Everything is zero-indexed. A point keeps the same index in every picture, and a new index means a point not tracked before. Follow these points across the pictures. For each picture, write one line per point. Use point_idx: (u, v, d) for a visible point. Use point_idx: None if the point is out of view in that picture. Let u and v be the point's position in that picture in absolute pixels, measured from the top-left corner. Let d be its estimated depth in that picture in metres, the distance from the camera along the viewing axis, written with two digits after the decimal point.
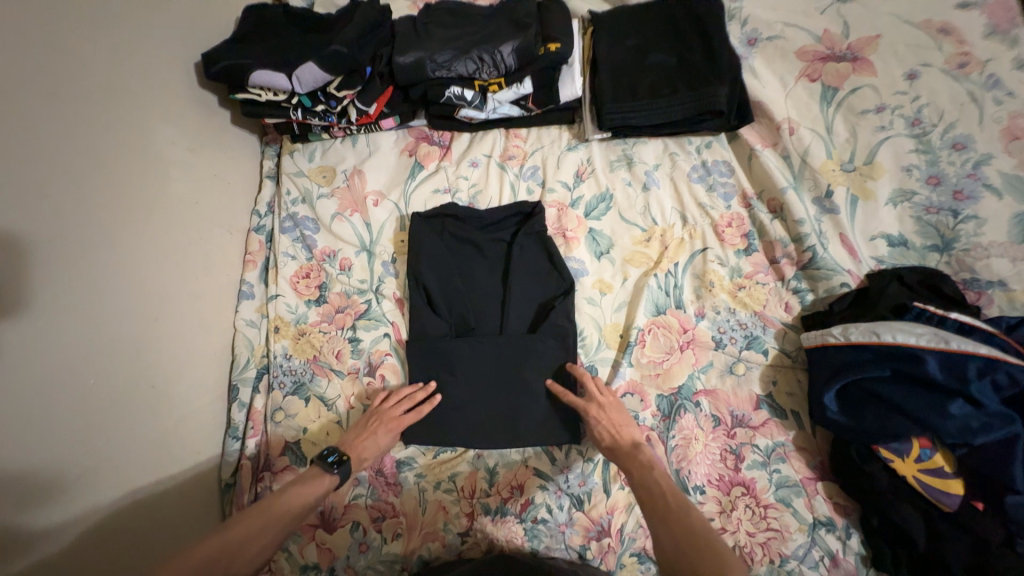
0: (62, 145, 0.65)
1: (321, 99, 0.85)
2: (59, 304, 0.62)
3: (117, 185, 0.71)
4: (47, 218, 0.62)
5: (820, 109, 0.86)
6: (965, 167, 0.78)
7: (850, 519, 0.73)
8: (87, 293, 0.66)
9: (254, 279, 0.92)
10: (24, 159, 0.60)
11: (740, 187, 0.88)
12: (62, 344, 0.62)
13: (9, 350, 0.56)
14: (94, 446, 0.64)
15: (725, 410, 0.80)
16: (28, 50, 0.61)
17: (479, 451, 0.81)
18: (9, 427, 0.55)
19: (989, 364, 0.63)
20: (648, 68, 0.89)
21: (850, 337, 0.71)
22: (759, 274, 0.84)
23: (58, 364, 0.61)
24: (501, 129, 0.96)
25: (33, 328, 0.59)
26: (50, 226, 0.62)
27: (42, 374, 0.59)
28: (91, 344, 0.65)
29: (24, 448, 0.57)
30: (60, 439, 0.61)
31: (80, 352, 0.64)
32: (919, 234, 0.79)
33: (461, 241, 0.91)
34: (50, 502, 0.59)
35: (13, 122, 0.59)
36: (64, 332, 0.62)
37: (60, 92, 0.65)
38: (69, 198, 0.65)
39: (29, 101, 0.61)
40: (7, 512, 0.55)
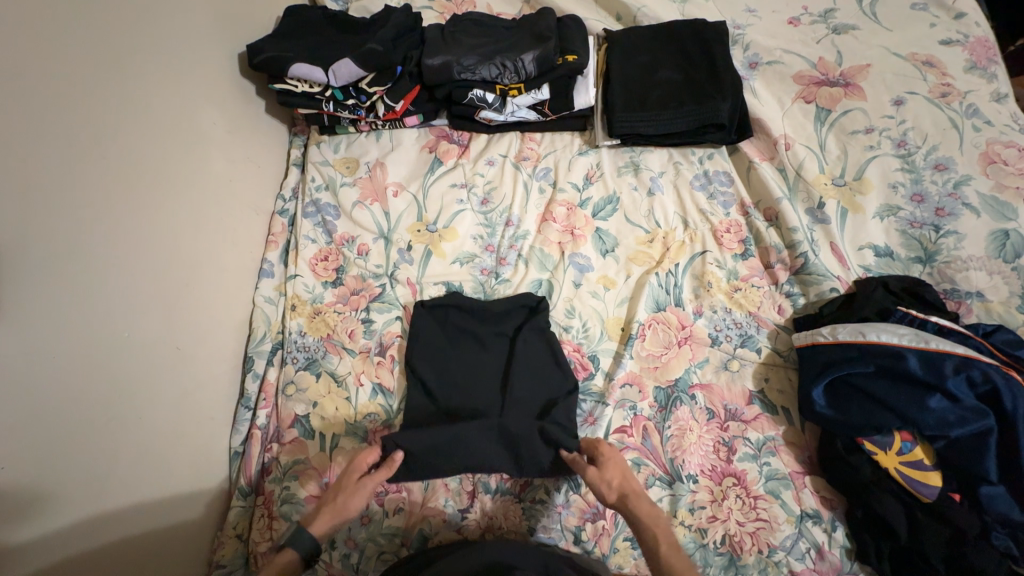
0: (117, 117, 0.70)
1: (353, 94, 0.91)
2: (101, 262, 0.67)
3: (159, 159, 0.76)
4: (95, 182, 0.66)
5: (814, 128, 0.92)
6: (946, 187, 0.84)
7: (835, 512, 0.76)
8: (124, 254, 0.70)
9: (275, 259, 0.96)
10: (84, 126, 0.65)
11: (739, 197, 0.94)
12: (100, 299, 0.66)
13: (53, 298, 0.60)
14: (119, 400, 0.67)
15: (719, 404, 0.84)
16: (94, 29, 0.67)
17: None
18: (48, 369, 0.59)
19: (965, 362, 0.67)
20: (657, 82, 0.96)
21: (838, 336, 0.76)
22: (754, 277, 0.89)
23: (95, 318, 0.65)
24: (517, 132, 1.02)
25: (77, 282, 0.63)
26: (97, 189, 0.67)
27: (81, 324, 0.63)
28: (125, 302, 0.69)
29: (60, 390, 0.61)
30: (90, 389, 0.64)
31: (114, 309, 0.68)
32: (904, 246, 0.85)
33: (463, 333, 0.89)
34: (77, 445, 0.62)
35: (75, 92, 0.65)
36: (103, 288, 0.66)
37: (117, 69, 0.71)
38: (116, 165, 0.70)
39: (92, 75, 0.67)
40: (39, 450, 0.58)
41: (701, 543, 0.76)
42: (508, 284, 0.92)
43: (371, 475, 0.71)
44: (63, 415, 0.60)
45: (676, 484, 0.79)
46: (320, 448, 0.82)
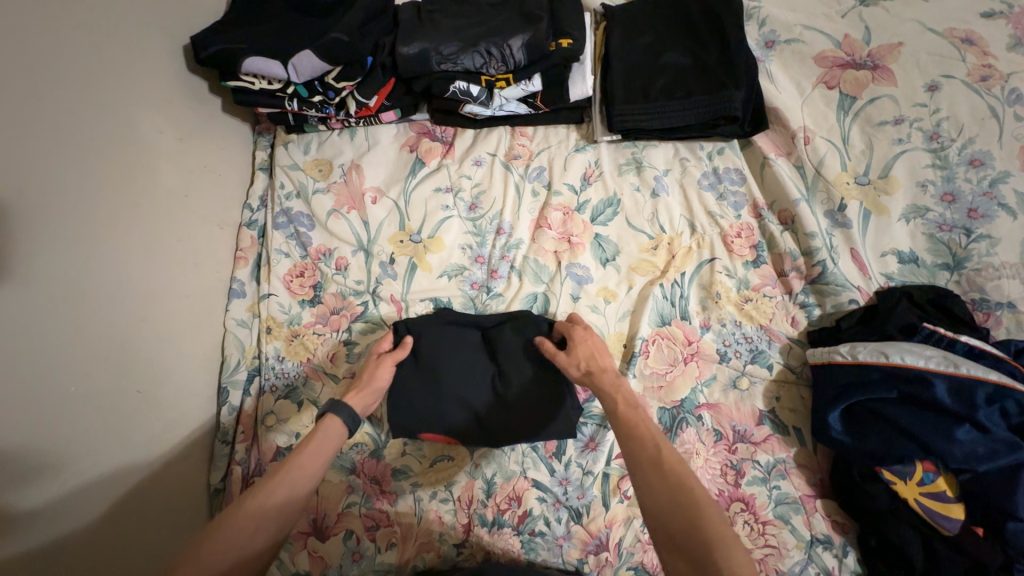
0: (41, 135, 0.60)
1: (319, 90, 0.81)
2: (38, 307, 0.58)
3: (97, 178, 0.67)
4: (22, 214, 0.57)
5: (837, 119, 0.83)
6: (981, 185, 0.76)
7: (848, 537, 0.72)
8: (66, 295, 0.62)
9: (245, 277, 0.88)
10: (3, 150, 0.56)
11: (751, 197, 0.86)
12: (36, 350, 0.58)
13: None
14: (75, 455, 0.61)
15: (727, 425, 0.79)
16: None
17: (476, 461, 0.79)
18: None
19: (999, 391, 0.62)
20: (663, 68, 0.86)
21: (858, 356, 0.70)
22: (767, 287, 0.83)
23: (36, 371, 0.57)
24: (506, 126, 0.92)
25: (11, 333, 0.55)
26: (23, 223, 0.57)
27: (20, 381, 0.56)
28: (72, 349, 0.62)
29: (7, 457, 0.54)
30: (37, 451, 0.57)
31: (60, 357, 0.60)
32: (930, 252, 0.78)
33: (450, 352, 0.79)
34: (28, 515, 0.56)
35: None
36: (42, 337, 0.58)
37: (34, 75, 0.59)
38: (46, 190, 0.60)
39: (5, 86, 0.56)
40: None
41: None
42: (501, 299, 0.85)
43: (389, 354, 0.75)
44: (10, 485, 0.54)
45: None
46: None
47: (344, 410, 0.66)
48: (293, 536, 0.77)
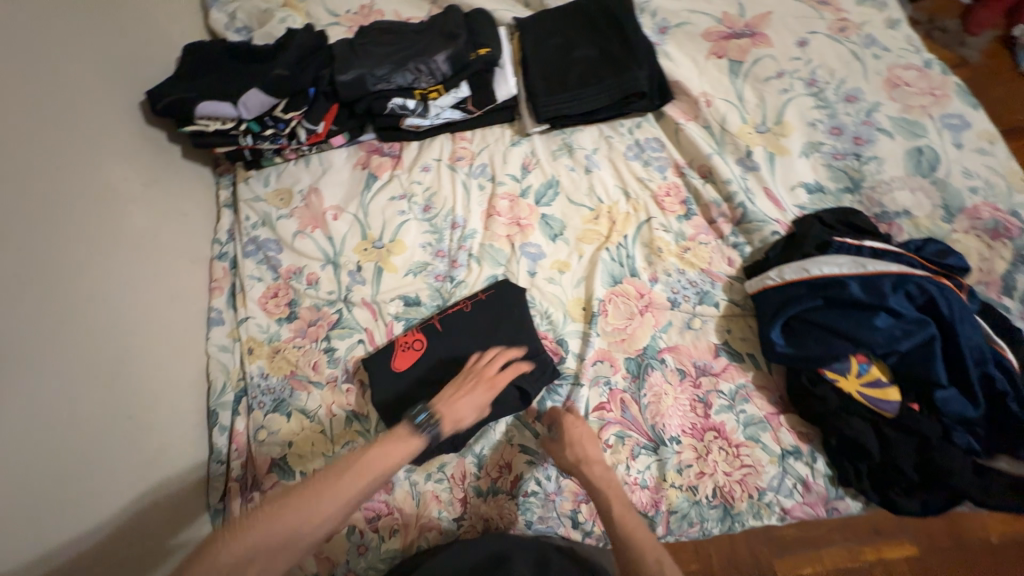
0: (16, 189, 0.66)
1: (270, 123, 0.89)
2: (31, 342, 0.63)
3: (72, 223, 0.73)
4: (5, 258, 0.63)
5: (730, 81, 0.95)
6: (860, 116, 0.88)
7: (813, 444, 0.79)
8: (53, 331, 0.66)
9: (222, 305, 0.93)
10: None
11: (672, 159, 0.96)
12: (31, 380, 0.62)
13: None
14: (74, 479, 0.65)
15: (688, 362, 0.86)
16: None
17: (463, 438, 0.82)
18: None
19: (901, 279, 0.70)
20: (576, 61, 0.97)
21: (785, 277, 0.78)
22: (701, 235, 0.92)
23: (31, 400, 0.62)
24: (447, 133, 1.01)
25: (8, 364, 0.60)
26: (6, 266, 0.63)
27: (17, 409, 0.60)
28: (62, 379, 0.66)
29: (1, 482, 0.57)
30: (35, 474, 0.61)
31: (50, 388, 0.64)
32: (832, 179, 0.88)
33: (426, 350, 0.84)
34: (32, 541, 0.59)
35: None
36: (33, 368, 0.63)
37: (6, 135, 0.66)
38: (22, 235, 0.66)
39: None
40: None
41: (695, 500, 0.79)
42: (464, 285, 0.91)
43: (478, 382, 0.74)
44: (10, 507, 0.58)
45: (660, 448, 0.81)
46: None
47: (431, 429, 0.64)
48: None
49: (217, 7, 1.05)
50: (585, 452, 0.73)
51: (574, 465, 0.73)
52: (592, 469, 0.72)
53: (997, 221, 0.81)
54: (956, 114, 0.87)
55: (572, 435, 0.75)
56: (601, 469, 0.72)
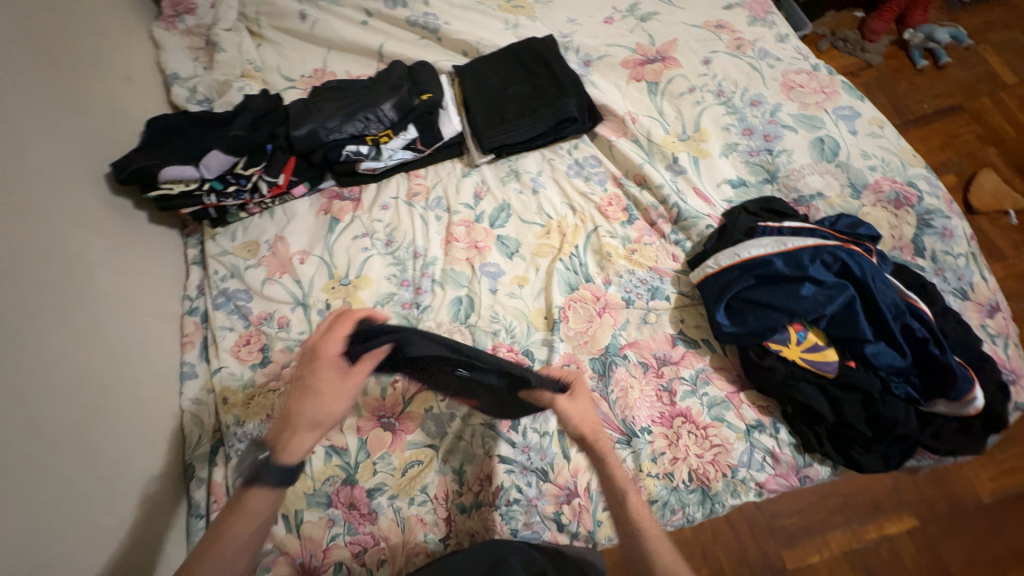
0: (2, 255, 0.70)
1: (232, 180, 0.95)
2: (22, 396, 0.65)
3: (51, 285, 0.76)
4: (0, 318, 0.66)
5: (650, 100, 1.06)
6: (766, 117, 1.00)
7: (774, 416, 0.83)
8: (37, 390, 0.68)
9: (195, 359, 0.95)
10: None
11: (609, 172, 1.05)
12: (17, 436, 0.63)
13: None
14: (56, 538, 0.64)
15: (649, 355, 0.91)
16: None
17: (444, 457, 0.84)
18: None
19: (816, 251, 0.78)
20: (512, 96, 1.07)
21: (721, 263, 0.85)
22: (644, 237, 0.99)
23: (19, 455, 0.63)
24: (402, 173, 1.08)
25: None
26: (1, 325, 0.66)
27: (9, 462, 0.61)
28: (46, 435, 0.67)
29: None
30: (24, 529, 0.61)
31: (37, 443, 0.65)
32: (752, 173, 0.98)
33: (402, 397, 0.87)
34: None
35: None
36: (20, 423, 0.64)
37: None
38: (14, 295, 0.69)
39: None
40: None
41: (673, 486, 0.81)
42: (430, 310, 0.96)
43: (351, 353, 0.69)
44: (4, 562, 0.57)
45: (633, 440, 0.84)
46: (286, 529, 0.80)
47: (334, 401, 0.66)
48: None
49: (177, 83, 1.13)
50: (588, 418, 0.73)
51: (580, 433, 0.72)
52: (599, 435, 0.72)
53: (896, 192, 0.91)
54: (847, 106, 0.99)
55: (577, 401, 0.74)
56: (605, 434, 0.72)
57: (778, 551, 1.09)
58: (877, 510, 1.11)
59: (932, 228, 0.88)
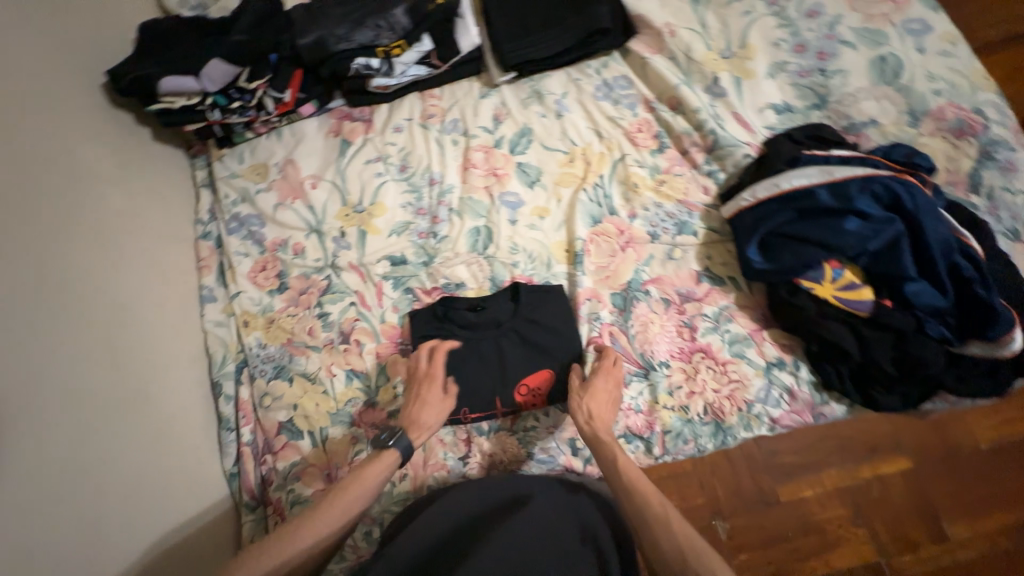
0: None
1: (236, 95, 0.89)
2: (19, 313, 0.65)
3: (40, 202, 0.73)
4: None
5: (692, 10, 0.94)
6: (823, 31, 0.89)
7: (796, 354, 0.83)
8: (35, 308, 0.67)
9: (212, 283, 0.94)
10: None
11: (641, 95, 0.96)
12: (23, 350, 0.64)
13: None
14: (89, 442, 0.67)
15: (671, 291, 0.88)
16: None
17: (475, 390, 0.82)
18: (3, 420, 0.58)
19: (866, 181, 0.73)
20: (537, 4, 0.96)
21: (758, 195, 0.80)
22: (675, 167, 0.93)
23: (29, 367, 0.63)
24: (416, 92, 1.00)
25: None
26: None
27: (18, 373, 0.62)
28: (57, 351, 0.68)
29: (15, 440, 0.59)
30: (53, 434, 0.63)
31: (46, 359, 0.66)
32: (799, 98, 0.89)
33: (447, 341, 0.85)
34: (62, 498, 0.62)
35: None
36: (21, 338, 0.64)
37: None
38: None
39: None
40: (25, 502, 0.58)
41: (687, 419, 0.82)
42: (447, 240, 0.93)
43: (438, 395, 0.75)
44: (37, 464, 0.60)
45: (650, 374, 0.84)
46: (312, 444, 0.84)
47: (403, 442, 0.70)
48: (312, 494, 0.81)
49: None
50: (597, 411, 0.74)
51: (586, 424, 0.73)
52: (604, 428, 0.73)
53: (961, 120, 0.83)
54: (917, 19, 0.88)
55: (591, 391, 0.75)
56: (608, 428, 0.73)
57: (772, 486, 1.13)
58: (872, 451, 1.14)
59: (994, 161, 0.81)
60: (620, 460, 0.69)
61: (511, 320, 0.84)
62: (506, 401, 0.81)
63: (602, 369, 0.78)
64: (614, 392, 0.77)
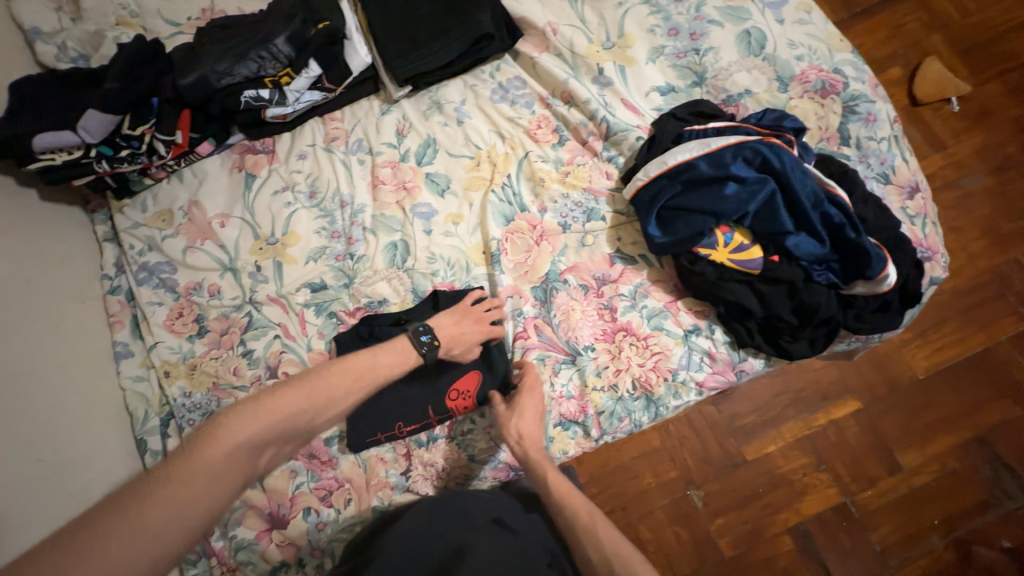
0: None
1: (122, 143, 0.88)
2: None
3: None
4: None
5: (571, 7, 0.98)
6: (691, 13, 0.94)
7: (710, 318, 0.87)
8: None
9: (127, 338, 0.91)
10: None
11: (536, 93, 0.99)
12: None
13: None
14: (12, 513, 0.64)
15: (588, 277, 0.91)
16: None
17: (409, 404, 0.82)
18: None
19: (739, 148, 0.77)
20: (421, 17, 0.97)
21: (650, 174, 0.83)
22: (577, 157, 0.96)
23: None
24: (316, 118, 1.00)
25: None
26: None
27: None
28: None
29: None
30: None
31: None
32: (680, 78, 0.94)
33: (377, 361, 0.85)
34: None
35: None
36: None
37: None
38: None
39: None
40: None
41: (618, 396, 0.85)
42: (365, 259, 0.93)
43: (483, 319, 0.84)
44: None
45: (577, 359, 0.86)
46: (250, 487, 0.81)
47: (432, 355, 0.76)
48: (257, 537, 0.80)
49: (40, 39, 0.99)
50: (526, 432, 0.75)
51: (518, 447, 0.74)
52: (534, 446, 0.74)
53: (822, 81, 0.89)
54: None
55: (517, 415, 0.76)
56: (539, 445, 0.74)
57: (738, 447, 1.18)
58: (826, 399, 1.20)
59: (857, 114, 0.88)
60: (554, 479, 0.70)
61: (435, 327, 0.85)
62: (439, 408, 0.81)
63: (526, 391, 0.78)
64: (540, 408, 0.78)
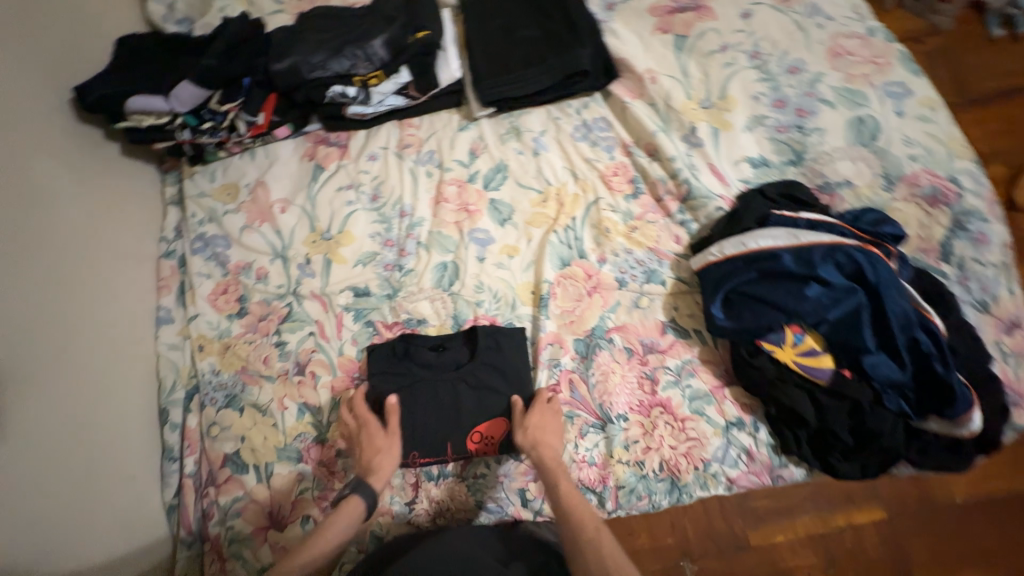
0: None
1: (207, 117, 0.88)
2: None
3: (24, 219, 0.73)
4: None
5: (675, 57, 0.93)
6: (803, 88, 0.88)
7: (756, 415, 0.81)
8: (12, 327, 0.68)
9: (171, 303, 0.92)
10: None
11: (619, 138, 0.95)
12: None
13: None
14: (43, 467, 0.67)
15: (635, 341, 0.86)
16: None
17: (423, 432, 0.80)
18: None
19: (830, 250, 0.72)
20: (519, 42, 0.95)
21: (725, 252, 0.78)
22: (648, 214, 0.91)
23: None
24: (393, 122, 0.99)
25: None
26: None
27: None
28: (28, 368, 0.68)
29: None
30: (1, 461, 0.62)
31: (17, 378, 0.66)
32: (775, 153, 0.88)
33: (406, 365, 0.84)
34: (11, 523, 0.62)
35: None
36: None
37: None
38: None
39: None
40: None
41: (642, 474, 0.80)
42: (413, 274, 0.91)
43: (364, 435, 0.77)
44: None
45: (607, 426, 0.82)
46: (257, 479, 0.81)
47: (364, 489, 0.71)
48: (253, 531, 0.79)
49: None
50: (541, 438, 0.75)
51: (530, 453, 0.74)
52: (549, 454, 0.74)
53: (934, 187, 0.81)
54: (898, 81, 0.86)
55: (531, 421, 0.76)
56: (554, 452, 0.74)
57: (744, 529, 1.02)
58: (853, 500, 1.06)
59: (967, 232, 0.80)
60: (564, 486, 0.71)
61: (469, 364, 0.83)
62: (457, 447, 0.80)
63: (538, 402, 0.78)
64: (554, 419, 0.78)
